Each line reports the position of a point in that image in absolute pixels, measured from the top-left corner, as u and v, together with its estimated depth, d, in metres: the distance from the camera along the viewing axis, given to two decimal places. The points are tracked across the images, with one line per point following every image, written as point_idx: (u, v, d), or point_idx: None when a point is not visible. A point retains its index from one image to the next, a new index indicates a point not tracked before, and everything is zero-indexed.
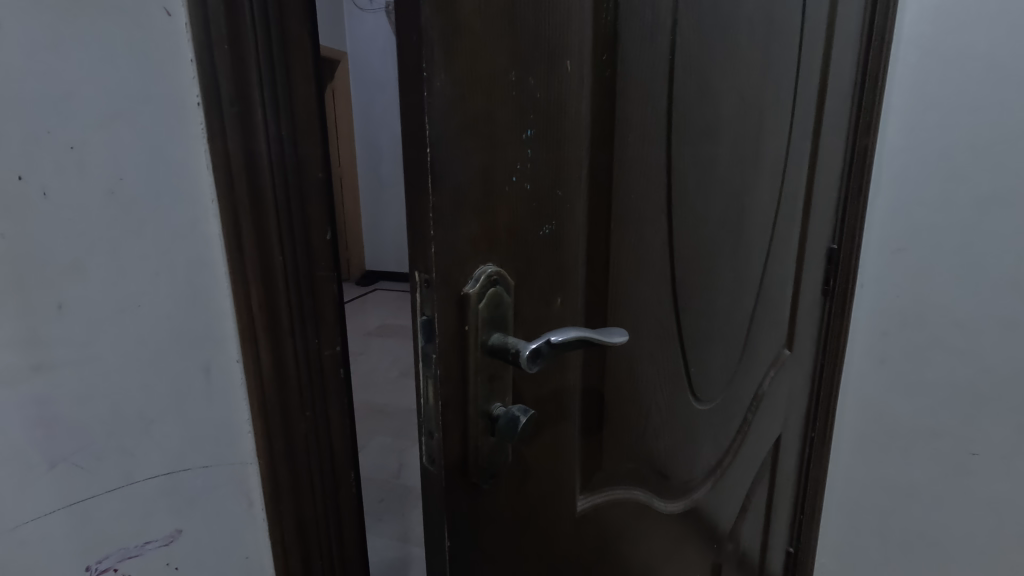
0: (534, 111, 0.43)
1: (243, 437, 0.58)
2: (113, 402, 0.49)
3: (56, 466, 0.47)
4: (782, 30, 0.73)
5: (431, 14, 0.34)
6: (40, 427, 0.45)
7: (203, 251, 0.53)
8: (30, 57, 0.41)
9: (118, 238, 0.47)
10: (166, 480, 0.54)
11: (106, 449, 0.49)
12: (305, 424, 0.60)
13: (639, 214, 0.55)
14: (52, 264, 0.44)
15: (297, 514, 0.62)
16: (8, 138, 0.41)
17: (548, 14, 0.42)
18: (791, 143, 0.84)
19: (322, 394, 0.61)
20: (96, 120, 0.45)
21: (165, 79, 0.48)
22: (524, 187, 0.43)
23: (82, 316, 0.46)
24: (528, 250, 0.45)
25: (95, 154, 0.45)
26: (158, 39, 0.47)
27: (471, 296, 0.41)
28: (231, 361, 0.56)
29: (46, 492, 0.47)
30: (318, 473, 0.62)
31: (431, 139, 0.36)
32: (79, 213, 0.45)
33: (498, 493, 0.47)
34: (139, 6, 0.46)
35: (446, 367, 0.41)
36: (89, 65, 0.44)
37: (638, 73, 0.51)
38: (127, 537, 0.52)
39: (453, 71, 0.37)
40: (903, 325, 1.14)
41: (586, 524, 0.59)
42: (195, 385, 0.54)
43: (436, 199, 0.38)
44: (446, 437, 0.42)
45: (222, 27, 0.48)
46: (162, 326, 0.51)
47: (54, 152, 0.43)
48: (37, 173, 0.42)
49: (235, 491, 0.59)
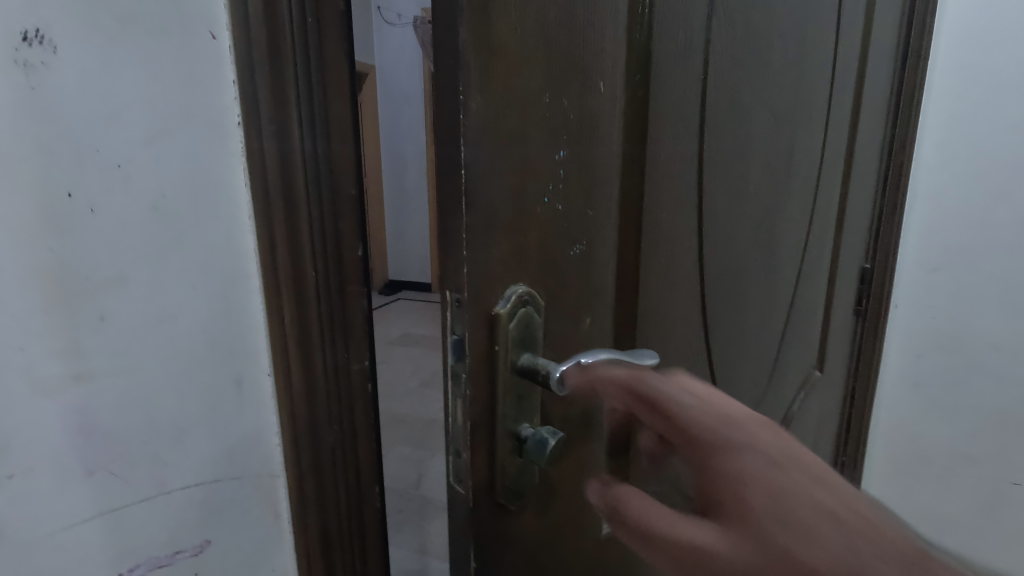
0: (566, 131, 0.43)
1: (272, 449, 0.60)
2: (148, 412, 0.50)
3: (93, 474, 0.48)
4: (813, 47, 0.72)
5: (468, 38, 0.35)
6: (79, 435, 0.46)
7: (239, 265, 0.54)
8: (82, 75, 0.42)
9: (158, 251, 0.48)
10: (195, 490, 0.55)
11: (141, 459, 0.50)
12: (332, 438, 0.60)
13: (670, 232, 0.55)
14: (97, 276, 0.45)
15: (322, 526, 0.62)
16: (60, 154, 0.42)
17: (582, 35, 0.42)
18: (825, 158, 0.82)
19: (350, 411, 0.60)
20: (143, 137, 0.46)
21: (207, 98, 0.50)
22: (556, 208, 0.43)
23: (122, 327, 0.47)
24: (557, 270, 0.45)
25: (138, 171, 0.46)
26: (202, 59, 0.49)
27: (501, 315, 0.41)
28: (263, 375, 0.58)
29: (82, 501, 0.47)
30: (343, 487, 0.61)
31: (466, 160, 0.37)
32: (120, 229, 0.46)
33: (524, 515, 0.47)
34: (187, 29, 0.48)
35: (475, 386, 0.41)
36: (136, 82, 0.45)
37: (670, 93, 0.51)
38: (159, 546, 0.53)
39: (488, 93, 0.37)
40: (941, 348, 1.11)
41: (611, 549, 0.58)
42: (227, 396, 0.55)
43: (469, 218, 0.38)
44: (473, 457, 0.42)
45: (263, 41, 0.49)
46: (194, 339, 0.52)
47: (102, 169, 0.44)
48: (86, 190, 0.44)
49: (262, 501, 0.60)
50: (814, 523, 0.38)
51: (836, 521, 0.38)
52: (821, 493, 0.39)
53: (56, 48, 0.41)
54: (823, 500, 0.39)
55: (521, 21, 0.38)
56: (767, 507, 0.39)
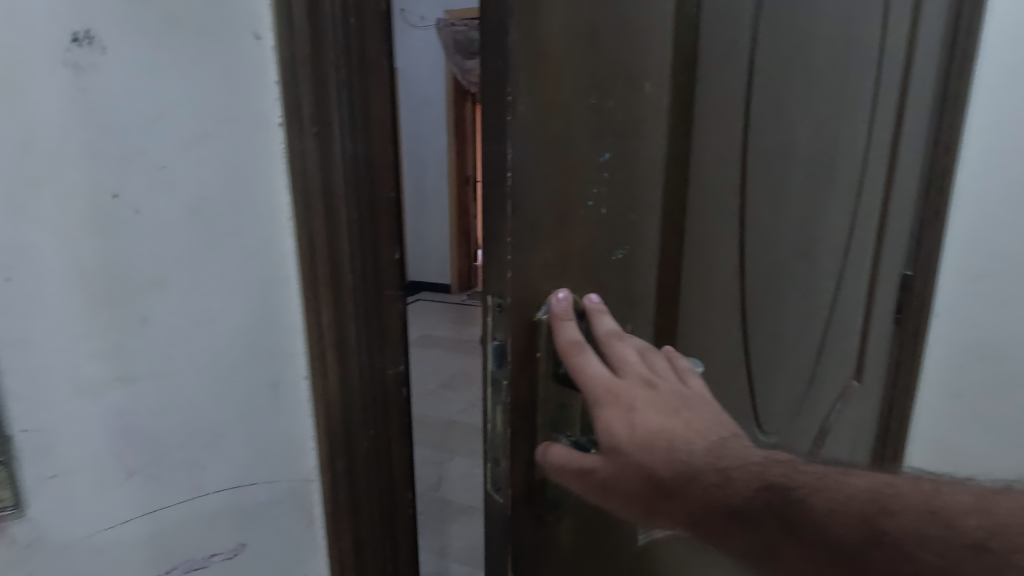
0: (612, 133, 0.41)
1: (306, 453, 0.59)
2: (186, 413, 0.51)
3: (132, 474, 0.49)
4: (859, 47, 0.69)
5: (517, 38, 0.34)
6: (117, 437, 0.47)
7: (278, 268, 0.54)
8: (130, 79, 0.43)
9: (199, 253, 0.49)
10: (231, 494, 0.55)
11: (177, 460, 0.51)
12: (367, 442, 0.59)
13: (712, 237, 0.53)
14: (140, 279, 0.46)
15: (355, 532, 0.61)
16: (105, 157, 0.43)
17: (630, 33, 0.41)
18: (867, 162, 0.79)
19: (385, 413, 0.59)
20: (187, 140, 0.47)
21: (250, 99, 0.50)
22: (600, 211, 0.42)
23: (162, 328, 0.48)
24: (600, 276, 0.44)
25: (182, 173, 0.47)
26: (246, 61, 0.49)
27: (543, 322, 0.40)
28: (300, 379, 0.57)
29: (121, 501, 0.49)
30: (376, 491, 0.60)
31: (512, 163, 0.36)
32: (163, 231, 0.47)
33: (561, 524, 0.46)
34: (232, 30, 0.48)
35: (516, 393, 0.40)
36: (182, 84, 0.46)
37: (715, 93, 0.49)
38: (195, 549, 0.54)
39: (536, 95, 0.36)
40: (984, 359, 1.08)
41: (645, 561, 0.56)
42: (264, 400, 0.55)
43: (514, 222, 0.37)
44: (513, 464, 0.41)
45: (305, 43, 0.49)
46: (233, 342, 0.52)
47: (146, 171, 0.45)
48: (130, 192, 0.44)
49: (297, 508, 0.60)
50: (691, 460, 0.36)
51: (715, 460, 0.35)
52: (704, 436, 0.37)
53: (106, 50, 0.42)
54: (706, 445, 0.37)
55: (570, 20, 0.37)
56: (652, 454, 0.37)
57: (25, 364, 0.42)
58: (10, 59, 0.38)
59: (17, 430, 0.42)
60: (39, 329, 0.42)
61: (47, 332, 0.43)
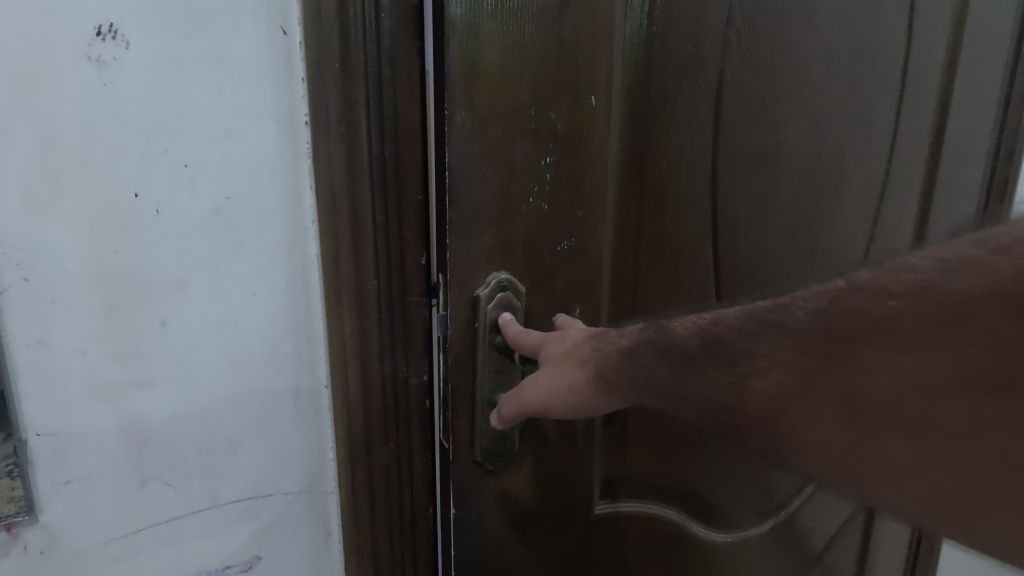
0: (555, 139, 0.48)
1: (327, 464, 0.58)
2: (203, 421, 0.51)
3: (148, 481, 0.50)
4: (876, 51, 0.67)
5: (455, 62, 0.43)
6: (134, 444, 0.49)
7: (301, 270, 0.53)
8: (155, 70, 0.44)
9: (220, 256, 0.49)
10: (251, 504, 0.55)
11: (194, 467, 0.52)
12: (387, 455, 0.57)
13: (676, 237, 0.57)
14: (160, 281, 0.47)
15: (373, 546, 0.59)
16: (127, 155, 0.44)
17: (573, 52, 0.47)
18: (895, 167, 0.74)
19: (406, 422, 0.58)
20: (209, 137, 0.47)
21: (275, 90, 0.48)
22: (542, 207, 0.49)
23: (183, 330, 0.49)
24: (544, 263, 0.51)
25: (205, 171, 0.47)
26: (272, 51, 0.48)
27: (481, 297, 0.48)
28: (321, 387, 0.56)
29: (136, 509, 0.50)
30: (393, 499, 0.59)
31: (450, 163, 0.44)
32: (186, 231, 0.47)
33: (503, 476, 0.54)
34: (258, 21, 0.47)
35: (457, 354, 0.50)
36: (207, 80, 0.46)
37: (676, 102, 0.54)
38: (210, 559, 0.54)
39: (473, 108, 0.44)
40: None
41: (609, 531, 0.62)
42: (284, 403, 0.55)
43: (453, 212, 0.46)
44: (455, 417, 0.51)
45: (335, 41, 0.48)
46: (253, 340, 0.52)
47: (169, 170, 0.46)
48: (153, 192, 0.46)
49: (316, 521, 0.59)
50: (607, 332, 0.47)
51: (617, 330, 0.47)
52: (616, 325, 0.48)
53: (130, 43, 0.43)
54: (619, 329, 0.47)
55: (505, 49, 0.44)
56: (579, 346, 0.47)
57: (45, 366, 0.45)
58: (37, 60, 0.40)
59: (30, 433, 0.45)
60: (56, 332, 0.44)
61: (68, 332, 0.45)
